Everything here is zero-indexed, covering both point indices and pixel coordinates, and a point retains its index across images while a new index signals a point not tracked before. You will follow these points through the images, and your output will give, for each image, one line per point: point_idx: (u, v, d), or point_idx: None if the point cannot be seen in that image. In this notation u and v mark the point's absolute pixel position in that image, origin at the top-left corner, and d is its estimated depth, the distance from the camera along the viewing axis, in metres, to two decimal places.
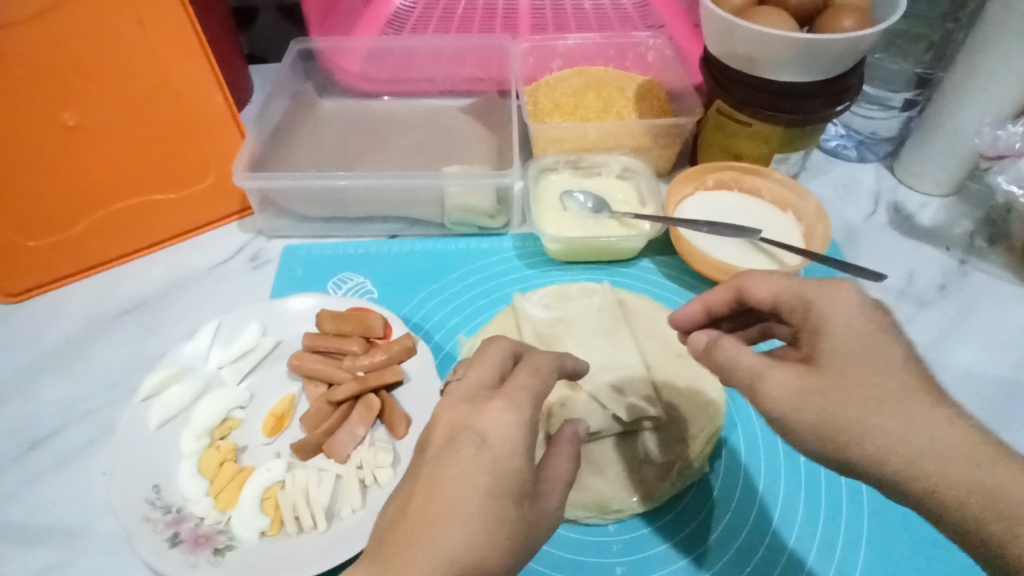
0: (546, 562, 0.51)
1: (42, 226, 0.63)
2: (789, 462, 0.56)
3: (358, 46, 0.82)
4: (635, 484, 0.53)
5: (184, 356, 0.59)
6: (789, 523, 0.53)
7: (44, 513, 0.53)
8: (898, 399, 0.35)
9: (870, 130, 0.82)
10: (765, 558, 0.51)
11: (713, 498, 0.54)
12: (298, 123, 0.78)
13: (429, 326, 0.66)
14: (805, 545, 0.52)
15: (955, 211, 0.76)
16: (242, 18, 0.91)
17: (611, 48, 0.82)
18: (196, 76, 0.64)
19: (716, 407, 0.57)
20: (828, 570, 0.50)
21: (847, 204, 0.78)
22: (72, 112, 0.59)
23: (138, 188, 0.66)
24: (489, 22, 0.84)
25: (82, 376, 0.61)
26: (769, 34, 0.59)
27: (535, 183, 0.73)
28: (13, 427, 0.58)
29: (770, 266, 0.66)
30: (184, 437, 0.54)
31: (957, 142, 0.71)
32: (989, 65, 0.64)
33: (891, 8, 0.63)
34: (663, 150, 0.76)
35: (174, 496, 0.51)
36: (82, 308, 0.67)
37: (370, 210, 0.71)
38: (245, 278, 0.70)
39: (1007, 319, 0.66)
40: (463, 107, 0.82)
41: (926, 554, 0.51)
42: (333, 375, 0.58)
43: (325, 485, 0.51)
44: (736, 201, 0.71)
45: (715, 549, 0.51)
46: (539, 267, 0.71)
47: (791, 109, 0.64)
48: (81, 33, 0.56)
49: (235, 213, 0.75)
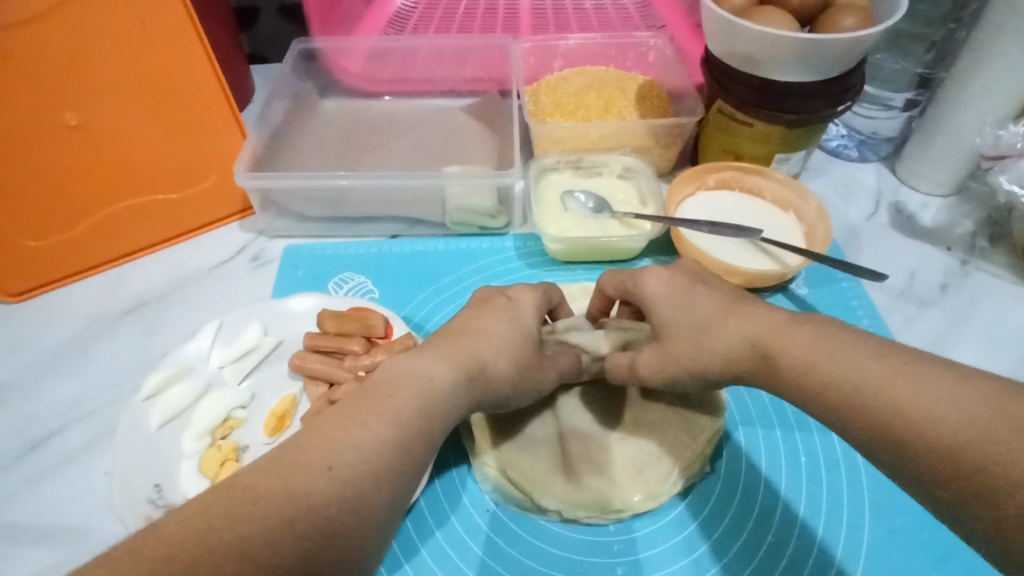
0: (538, 559, 0.51)
1: (42, 225, 0.63)
2: (787, 455, 0.56)
3: (358, 46, 0.82)
4: (612, 417, 0.57)
5: (184, 356, 0.59)
6: (805, 427, 0.58)
7: (45, 513, 0.53)
8: (902, 391, 0.35)
9: (870, 130, 0.82)
10: (782, 524, 0.52)
11: (719, 482, 0.55)
12: (298, 123, 0.78)
13: (429, 325, 0.66)
14: (814, 513, 0.53)
15: (956, 211, 0.76)
16: (242, 18, 0.91)
17: (612, 48, 0.83)
18: (196, 77, 0.64)
19: (717, 404, 0.57)
20: (840, 538, 0.52)
21: (848, 204, 0.78)
22: (73, 112, 0.59)
23: (141, 189, 0.66)
24: (490, 22, 0.84)
25: (83, 376, 0.62)
26: (770, 34, 0.58)
27: (535, 182, 0.73)
28: (14, 427, 0.58)
29: (769, 266, 0.66)
30: (185, 437, 0.54)
31: (958, 142, 0.70)
32: (991, 63, 0.64)
33: (892, 8, 0.62)
34: (664, 150, 0.76)
35: (174, 496, 0.51)
36: (84, 308, 0.67)
37: (372, 210, 0.71)
38: (246, 279, 0.70)
39: (1009, 318, 0.66)
40: (463, 107, 0.83)
41: (923, 533, 0.52)
42: (333, 375, 0.58)
43: None
44: (736, 201, 0.71)
45: (737, 521, 0.52)
46: (540, 267, 0.71)
47: (791, 109, 0.64)
48: (84, 33, 0.56)
49: (236, 214, 0.75)
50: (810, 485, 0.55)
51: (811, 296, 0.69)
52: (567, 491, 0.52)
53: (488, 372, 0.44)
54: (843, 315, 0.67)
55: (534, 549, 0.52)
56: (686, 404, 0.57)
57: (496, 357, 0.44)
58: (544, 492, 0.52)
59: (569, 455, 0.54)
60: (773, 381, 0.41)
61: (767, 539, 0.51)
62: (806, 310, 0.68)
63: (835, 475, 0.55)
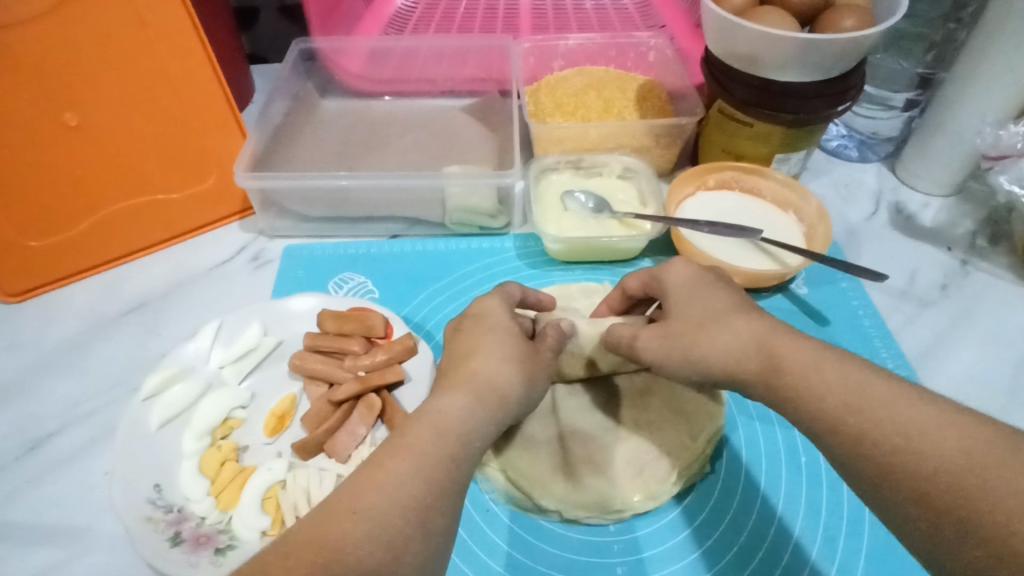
0: (539, 559, 0.51)
1: (42, 226, 0.63)
2: (786, 457, 0.57)
3: (358, 46, 0.82)
4: (611, 418, 0.57)
5: (184, 356, 0.59)
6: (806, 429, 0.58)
7: (45, 513, 0.53)
8: None
9: (871, 130, 0.82)
10: (782, 524, 0.52)
11: (720, 483, 0.55)
12: (298, 123, 0.78)
13: (429, 325, 0.66)
14: (813, 514, 0.53)
15: (956, 211, 0.76)
16: (242, 18, 0.91)
17: (612, 48, 0.83)
18: (196, 77, 0.64)
19: (716, 405, 0.57)
20: (840, 538, 0.52)
21: (849, 204, 0.78)
22: (74, 113, 0.59)
23: (140, 189, 0.66)
24: (490, 23, 0.84)
25: (82, 377, 0.61)
26: (770, 33, 0.58)
27: (535, 182, 0.73)
28: (14, 427, 0.58)
29: (770, 266, 0.66)
30: (185, 437, 0.54)
31: (959, 142, 0.70)
32: (991, 63, 0.64)
33: (892, 8, 0.62)
34: (665, 150, 0.76)
35: (175, 496, 0.51)
36: (83, 308, 0.67)
37: (371, 210, 0.71)
38: (246, 278, 0.70)
39: (1009, 319, 0.66)
40: (463, 107, 0.83)
41: None
42: (334, 375, 0.58)
43: (326, 485, 0.52)
44: (736, 201, 0.71)
45: (737, 522, 0.53)
46: (540, 267, 0.71)
47: (792, 109, 0.64)
48: (84, 33, 0.56)
49: (236, 213, 0.75)
50: (811, 485, 0.55)
51: (811, 296, 0.69)
52: (567, 492, 0.52)
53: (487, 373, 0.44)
54: (842, 315, 0.67)
55: (535, 548, 0.52)
56: (686, 406, 0.57)
57: (498, 358, 0.44)
58: (544, 492, 0.53)
59: (569, 455, 0.54)
60: (774, 382, 0.41)
61: (767, 540, 0.52)
62: (806, 310, 0.68)
63: (835, 476, 0.56)
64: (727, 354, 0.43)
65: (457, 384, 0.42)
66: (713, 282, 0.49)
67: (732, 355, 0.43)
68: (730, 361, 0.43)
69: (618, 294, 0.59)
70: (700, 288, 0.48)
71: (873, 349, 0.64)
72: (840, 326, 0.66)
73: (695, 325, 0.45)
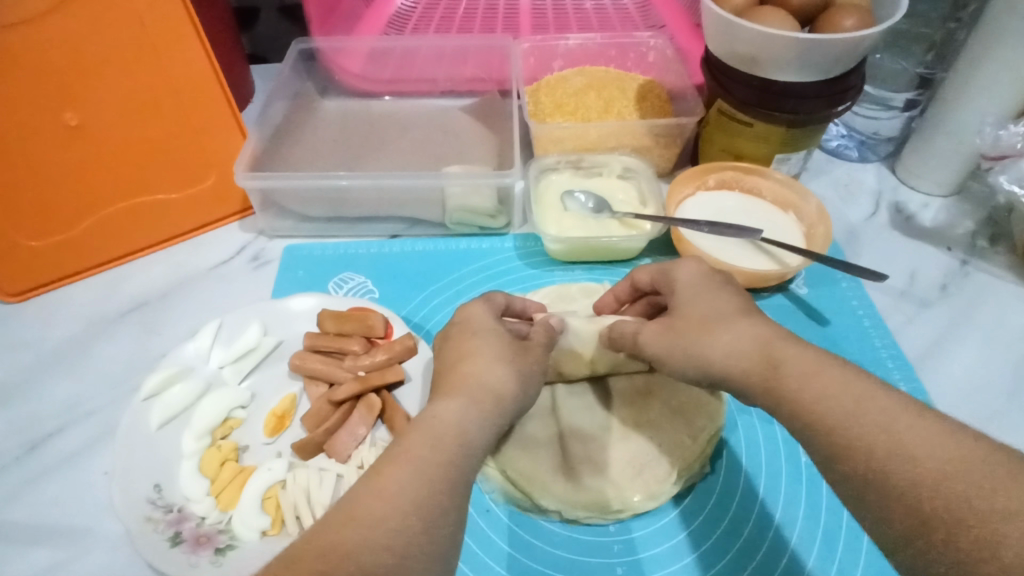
0: (539, 559, 0.51)
1: (42, 226, 0.63)
2: (787, 457, 0.56)
3: (358, 46, 0.82)
4: (611, 418, 0.57)
5: (184, 356, 0.59)
6: None
7: (45, 513, 0.53)
8: None
9: (871, 130, 0.81)
10: (782, 524, 0.52)
11: (721, 483, 0.55)
12: (298, 123, 0.78)
13: (429, 326, 0.66)
14: (814, 513, 0.53)
15: (956, 211, 0.76)
16: (242, 18, 0.91)
17: (612, 48, 0.83)
18: (196, 76, 0.64)
19: (716, 406, 0.57)
20: (841, 537, 0.52)
21: (849, 204, 0.78)
22: (74, 112, 0.59)
23: (140, 189, 0.66)
24: (490, 22, 0.84)
25: (82, 377, 0.61)
26: (770, 34, 0.58)
27: (535, 182, 0.73)
28: (13, 427, 0.58)
29: (770, 266, 0.66)
30: (185, 437, 0.54)
31: (959, 142, 0.70)
32: (991, 63, 0.64)
33: (892, 8, 0.62)
34: (664, 150, 0.76)
35: (175, 496, 0.51)
36: (83, 309, 0.67)
37: (371, 210, 0.71)
38: (246, 278, 0.70)
39: (1009, 319, 0.66)
40: (463, 107, 0.83)
41: None
42: (334, 375, 0.58)
43: (326, 485, 0.52)
44: (736, 201, 0.71)
45: (737, 522, 0.52)
46: (540, 267, 0.71)
47: (791, 109, 0.64)
48: (84, 33, 0.56)
49: (235, 213, 0.75)
50: (811, 484, 0.55)
51: (811, 296, 0.69)
52: (567, 492, 0.52)
53: (487, 373, 0.44)
54: (843, 315, 0.67)
55: (535, 548, 0.52)
56: (685, 406, 0.57)
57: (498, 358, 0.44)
58: (544, 492, 0.52)
59: (569, 455, 0.54)
60: (774, 382, 0.41)
61: (767, 540, 0.51)
62: (806, 310, 0.68)
63: None
64: (727, 354, 0.44)
65: (455, 389, 0.43)
66: (713, 282, 0.49)
67: (732, 355, 0.43)
68: (729, 361, 0.43)
69: (625, 285, 0.58)
70: (705, 290, 0.48)
71: (873, 349, 0.64)
72: (840, 325, 0.66)
73: (694, 325, 0.46)
